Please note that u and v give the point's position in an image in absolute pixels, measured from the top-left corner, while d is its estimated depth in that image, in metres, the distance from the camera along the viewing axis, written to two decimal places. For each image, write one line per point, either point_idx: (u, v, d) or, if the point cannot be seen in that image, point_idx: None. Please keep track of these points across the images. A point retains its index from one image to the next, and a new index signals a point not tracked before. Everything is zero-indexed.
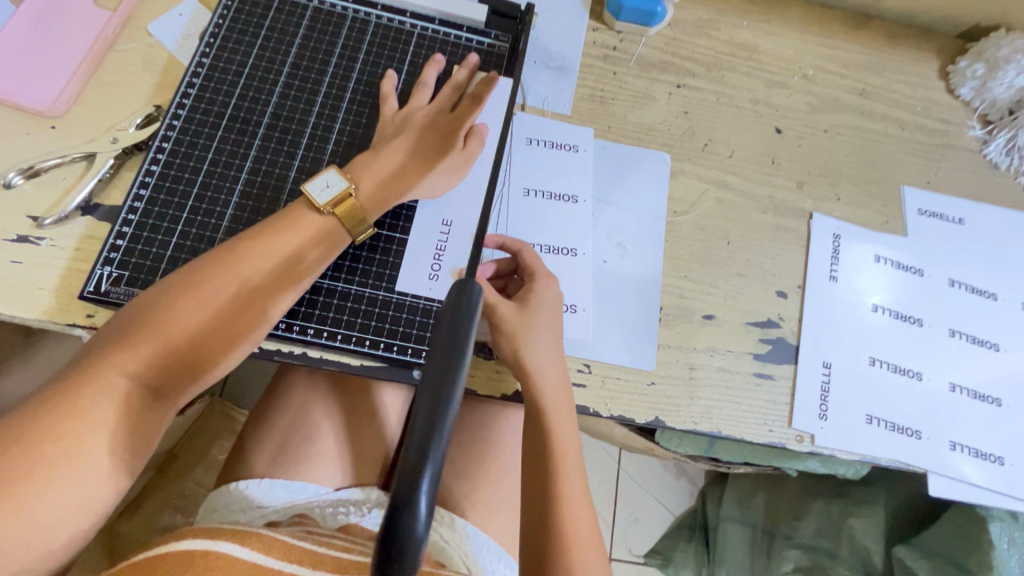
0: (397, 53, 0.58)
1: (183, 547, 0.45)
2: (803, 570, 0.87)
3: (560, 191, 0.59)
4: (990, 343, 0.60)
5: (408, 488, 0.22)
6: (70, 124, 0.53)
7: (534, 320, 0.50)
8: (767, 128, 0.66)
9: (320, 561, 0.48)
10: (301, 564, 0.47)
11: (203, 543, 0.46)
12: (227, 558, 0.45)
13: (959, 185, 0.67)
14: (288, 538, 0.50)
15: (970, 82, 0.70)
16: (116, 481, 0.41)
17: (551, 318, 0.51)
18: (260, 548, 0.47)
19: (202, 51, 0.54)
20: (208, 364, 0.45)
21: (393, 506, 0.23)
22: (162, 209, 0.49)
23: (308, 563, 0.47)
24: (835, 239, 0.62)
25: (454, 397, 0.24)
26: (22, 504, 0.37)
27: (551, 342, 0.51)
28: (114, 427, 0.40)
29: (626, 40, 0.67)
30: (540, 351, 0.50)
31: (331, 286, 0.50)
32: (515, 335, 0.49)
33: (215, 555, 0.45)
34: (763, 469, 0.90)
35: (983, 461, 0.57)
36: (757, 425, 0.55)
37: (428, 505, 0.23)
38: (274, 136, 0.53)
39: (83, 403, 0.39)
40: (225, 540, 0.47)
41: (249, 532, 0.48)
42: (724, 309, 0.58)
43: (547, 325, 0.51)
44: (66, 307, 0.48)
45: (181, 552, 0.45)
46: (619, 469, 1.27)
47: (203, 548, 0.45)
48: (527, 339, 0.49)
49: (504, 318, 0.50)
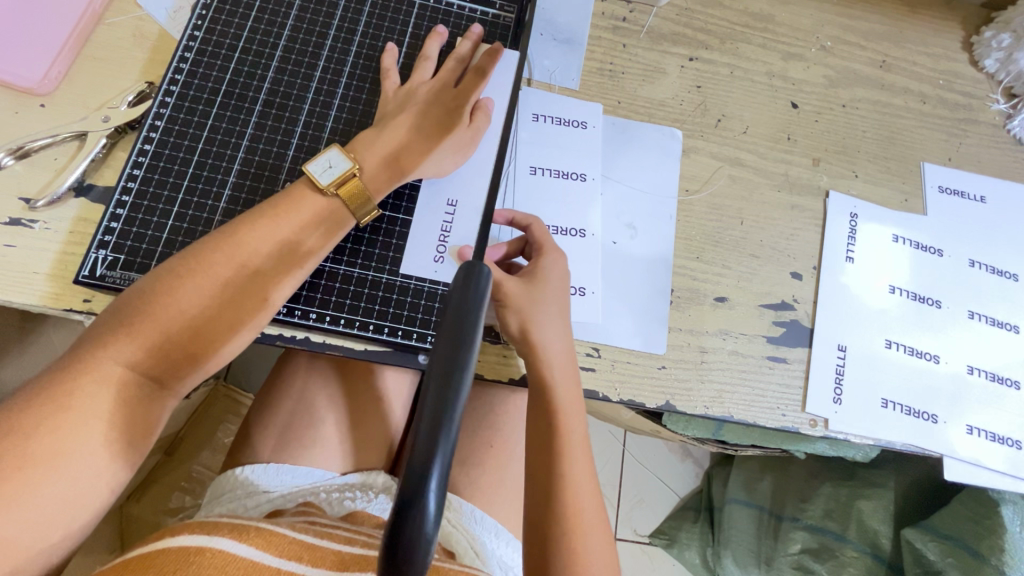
0: (398, 24, 0.55)
1: (177, 543, 0.44)
2: (811, 552, 0.87)
3: (568, 170, 0.57)
4: (1009, 325, 0.59)
5: (416, 486, 0.21)
6: (60, 102, 0.51)
7: (541, 295, 0.49)
8: (783, 102, 0.64)
9: (319, 558, 0.47)
10: (300, 561, 0.46)
11: (200, 539, 0.45)
12: (225, 554, 0.44)
13: (981, 162, 0.65)
14: (288, 531, 0.49)
15: (995, 53, 0.67)
16: (110, 475, 0.40)
17: (558, 294, 0.50)
18: (259, 543, 0.46)
19: (194, 24, 0.52)
20: (210, 351, 0.43)
21: (402, 504, 0.22)
22: (157, 190, 0.48)
23: (308, 559, 0.47)
24: (852, 219, 0.60)
25: (462, 389, 0.22)
26: (14, 500, 0.36)
27: (558, 319, 0.49)
28: (107, 419, 0.40)
29: (636, 11, 0.64)
30: (547, 326, 0.48)
31: (334, 268, 0.48)
32: (520, 309, 0.48)
33: (212, 552, 0.44)
34: (771, 452, 0.89)
35: (1001, 445, 0.55)
36: (770, 410, 0.53)
37: (437, 502, 0.22)
38: (271, 113, 0.51)
39: (80, 391, 0.39)
40: (222, 536, 0.45)
41: (247, 527, 0.47)
42: (737, 291, 0.56)
43: (554, 300, 0.50)
44: (61, 292, 0.47)
45: (175, 549, 0.43)
46: (624, 451, 1.27)
47: (199, 544, 0.44)
48: (533, 314, 0.48)
49: (510, 294, 0.49)
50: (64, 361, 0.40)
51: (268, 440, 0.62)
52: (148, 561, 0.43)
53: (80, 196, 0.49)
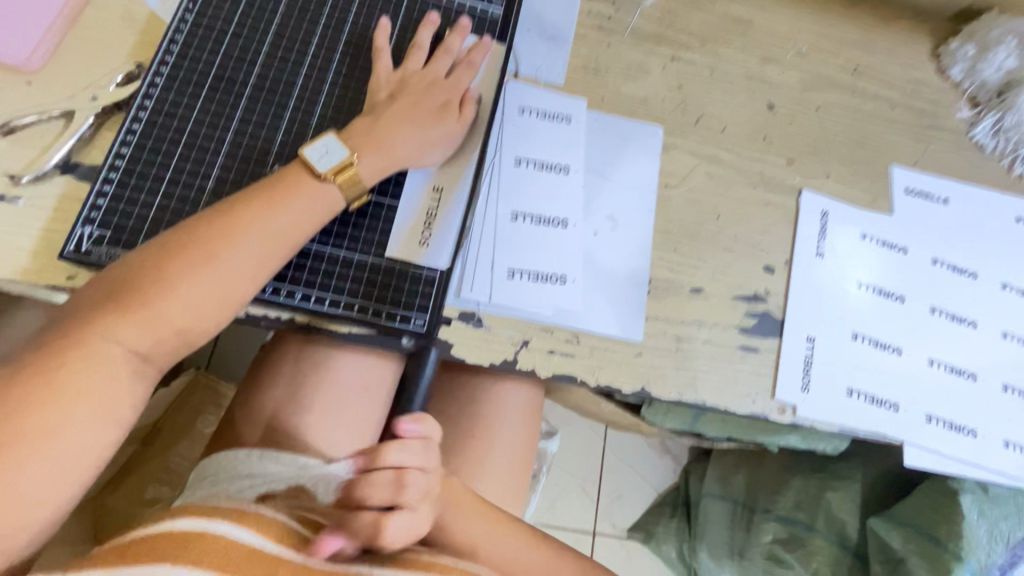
0: (390, 11, 0.57)
1: (178, 527, 0.43)
2: (782, 542, 0.89)
3: (552, 161, 0.59)
4: (968, 320, 0.62)
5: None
6: (46, 80, 0.51)
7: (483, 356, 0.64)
8: (760, 104, 0.66)
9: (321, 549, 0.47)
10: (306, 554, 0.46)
11: (198, 522, 0.44)
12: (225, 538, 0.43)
13: (945, 166, 0.68)
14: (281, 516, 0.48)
15: (960, 63, 0.70)
16: (94, 454, 0.40)
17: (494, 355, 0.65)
18: (260, 529, 0.46)
19: (184, 7, 0.53)
20: (197, 332, 0.45)
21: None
22: (145, 168, 0.48)
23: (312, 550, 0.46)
24: (823, 217, 0.63)
25: None
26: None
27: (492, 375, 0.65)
28: (90, 397, 0.40)
29: (621, 11, 0.66)
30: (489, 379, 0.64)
31: (320, 251, 0.49)
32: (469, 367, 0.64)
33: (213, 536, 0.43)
34: (745, 445, 0.92)
35: (957, 433, 0.58)
36: (741, 397, 0.55)
37: None
38: (260, 97, 0.52)
39: (65, 368, 0.39)
40: (221, 521, 0.45)
41: (248, 513, 0.47)
42: (712, 283, 0.58)
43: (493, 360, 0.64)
44: (44, 268, 0.47)
45: (176, 533, 0.42)
46: (604, 446, 1.29)
47: (200, 529, 0.43)
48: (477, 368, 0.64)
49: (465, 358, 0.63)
50: (50, 337, 0.41)
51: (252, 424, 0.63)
52: (147, 544, 0.42)
53: (65, 173, 0.49)
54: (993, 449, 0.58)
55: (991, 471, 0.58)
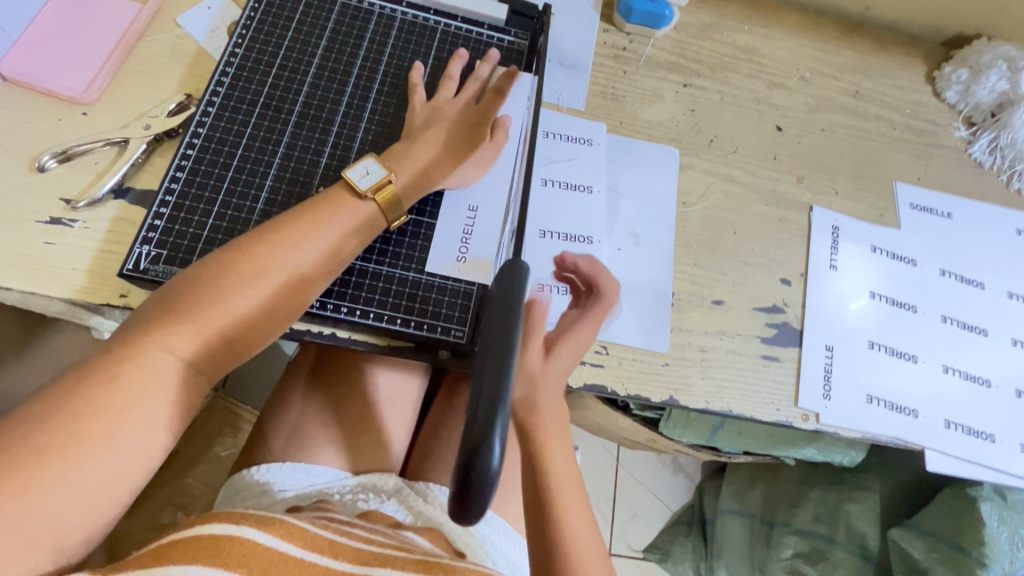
0: (423, 46, 0.60)
1: (209, 531, 0.43)
2: (803, 555, 0.89)
3: (576, 182, 0.62)
4: (979, 329, 0.64)
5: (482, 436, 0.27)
6: (101, 112, 0.55)
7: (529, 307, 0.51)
8: (769, 125, 0.70)
9: (339, 552, 0.47)
10: (323, 555, 0.46)
11: (230, 526, 0.44)
12: (252, 542, 0.44)
13: (947, 182, 0.72)
14: (311, 527, 0.48)
15: (954, 86, 0.75)
16: (149, 458, 0.42)
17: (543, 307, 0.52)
18: (285, 534, 0.45)
19: (234, 42, 0.56)
20: (246, 344, 0.46)
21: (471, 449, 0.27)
22: (199, 191, 0.51)
23: (330, 553, 0.46)
24: (833, 231, 0.66)
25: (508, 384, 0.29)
26: (62, 476, 0.38)
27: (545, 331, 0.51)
28: (150, 405, 0.42)
29: (635, 41, 0.70)
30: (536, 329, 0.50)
31: (364, 267, 0.52)
32: None
33: (240, 541, 0.43)
34: (762, 459, 0.93)
35: (975, 438, 0.60)
36: (765, 405, 0.57)
37: None
38: (305, 124, 0.55)
39: (125, 377, 0.41)
40: (249, 525, 0.45)
41: (272, 517, 0.46)
42: (732, 295, 0.61)
43: None
44: (99, 287, 0.49)
45: (206, 536, 0.43)
46: (618, 465, 1.30)
47: (228, 532, 0.44)
48: None
49: None
50: (109, 348, 0.42)
51: (283, 439, 0.64)
52: (179, 547, 0.42)
53: (118, 198, 0.52)
54: (1012, 453, 0.60)
55: (1011, 474, 0.59)
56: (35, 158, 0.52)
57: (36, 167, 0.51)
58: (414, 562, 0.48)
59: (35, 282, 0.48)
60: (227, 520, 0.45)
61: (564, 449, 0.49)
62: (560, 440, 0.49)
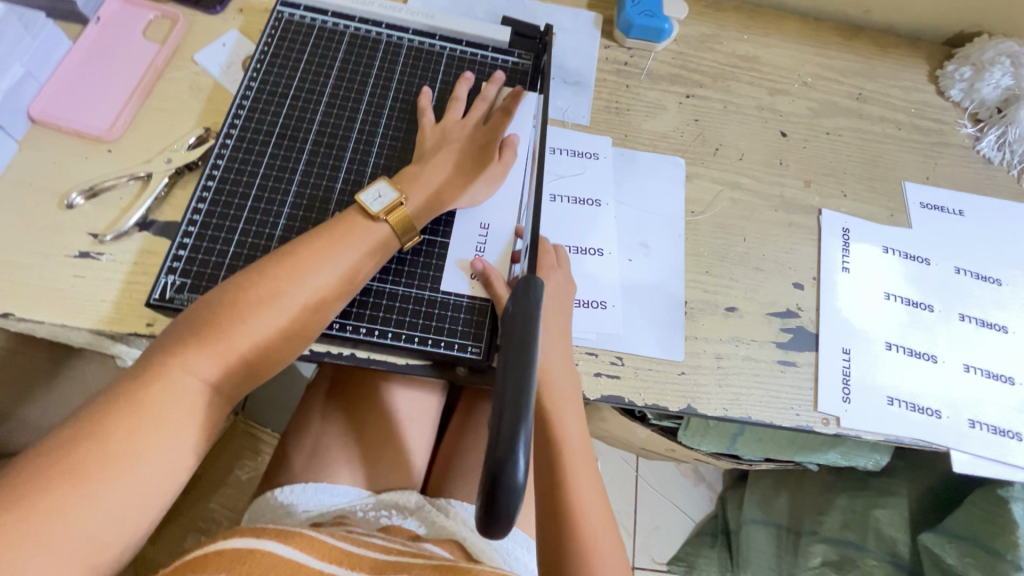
0: (430, 71, 0.62)
1: (230, 546, 0.45)
2: (832, 564, 0.87)
3: (584, 196, 0.63)
4: (998, 326, 0.63)
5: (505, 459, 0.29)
6: (125, 149, 0.57)
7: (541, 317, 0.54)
8: (773, 132, 0.70)
9: (357, 563, 0.48)
10: (341, 566, 0.47)
11: (250, 540, 0.45)
12: (273, 555, 0.44)
13: (956, 180, 0.71)
14: (329, 538, 0.49)
15: (958, 84, 0.75)
16: (177, 475, 0.43)
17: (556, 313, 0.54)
18: (304, 546, 0.46)
19: (250, 76, 0.58)
20: (266, 365, 0.48)
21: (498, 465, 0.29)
22: (220, 220, 0.52)
23: (348, 563, 0.47)
24: (844, 233, 0.66)
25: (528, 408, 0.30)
26: (95, 494, 0.39)
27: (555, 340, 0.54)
28: (178, 422, 0.43)
29: (636, 56, 0.72)
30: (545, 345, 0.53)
31: (380, 287, 0.53)
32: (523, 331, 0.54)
33: (261, 553, 0.44)
34: (784, 465, 0.91)
35: (1002, 437, 0.59)
36: (784, 410, 0.57)
37: None
38: (319, 151, 0.56)
39: (151, 399, 0.42)
40: (269, 539, 0.46)
41: (291, 531, 0.48)
42: (745, 301, 0.61)
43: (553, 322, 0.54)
44: (126, 317, 0.51)
45: (228, 551, 0.44)
46: (637, 477, 1.28)
47: (248, 546, 0.45)
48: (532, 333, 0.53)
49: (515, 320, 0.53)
50: (137, 369, 0.44)
51: (304, 458, 0.64)
52: (202, 562, 0.43)
53: (142, 229, 0.54)
54: None
55: None
56: (63, 197, 0.54)
57: (64, 204, 0.54)
58: (430, 567, 0.49)
59: (66, 314, 0.50)
60: (248, 535, 0.46)
61: (576, 421, 0.54)
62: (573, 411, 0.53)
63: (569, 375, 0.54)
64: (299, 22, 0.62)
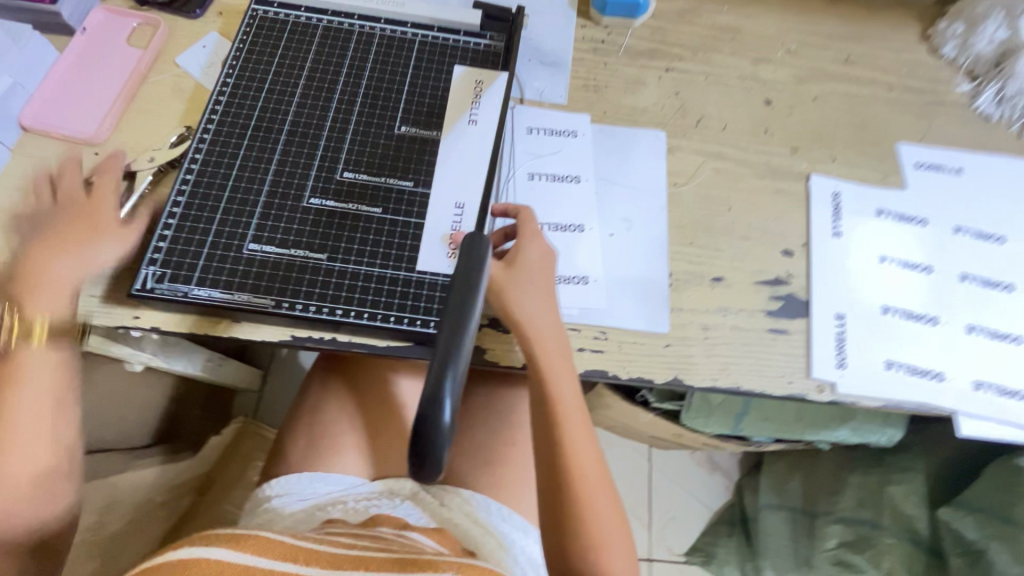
0: (402, 58, 0.62)
1: (177, 555, 0.44)
2: (849, 544, 0.84)
3: (563, 173, 0.62)
4: (1003, 284, 0.61)
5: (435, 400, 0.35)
6: (112, 150, 0.59)
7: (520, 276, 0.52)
8: (757, 100, 0.69)
9: (312, 559, 0.47)
10: (295, 563, 0.46)
11: (198, 549, 0.45)
12: (219, 562, 0.44)
13: (953, 139, 0.69)
14: (284, 538, 0.49)
15: (951, 41, 0.72)
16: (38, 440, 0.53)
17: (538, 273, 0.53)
18: (254, 548, 0.46)
19: (225, 72, 0.60)
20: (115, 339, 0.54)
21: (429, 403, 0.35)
22: (199, 212, 0.54)
23: (302, 559, 0.47)
24: (834, 197, 0.64)
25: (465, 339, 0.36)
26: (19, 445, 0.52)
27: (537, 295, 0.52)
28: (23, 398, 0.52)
29: (614, 33, 0.71)
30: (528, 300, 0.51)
31: (355, 269, 0.52)
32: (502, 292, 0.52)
33: (209, 561, 0.44)
34: (795, 445, 0.89)
35: (1011, 398, 0.56)
36: (776, 379, 0.55)
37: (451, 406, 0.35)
38: (294, 141, 0.57)
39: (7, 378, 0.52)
40: (219, 546, 0.45)
41: (242, 535, 0.47)
42: (732, 270, 0.60)
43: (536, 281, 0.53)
44: (114, 309, 0.52)
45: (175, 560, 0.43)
46: (650, 467, 1.26)
47: (196, 555, 0.44)
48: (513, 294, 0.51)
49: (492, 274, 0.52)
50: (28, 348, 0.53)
51: (299, 451, 0.66)
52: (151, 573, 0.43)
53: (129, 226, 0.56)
54: None
55: None
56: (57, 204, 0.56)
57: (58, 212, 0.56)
58: (391, 561, 0.48)
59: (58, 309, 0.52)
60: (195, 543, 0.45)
61: (570, 381, 0.52)
62: (568, 379, 0.51)
63: (562, 345, 0.52)
64: (274, 19, 0.63)
